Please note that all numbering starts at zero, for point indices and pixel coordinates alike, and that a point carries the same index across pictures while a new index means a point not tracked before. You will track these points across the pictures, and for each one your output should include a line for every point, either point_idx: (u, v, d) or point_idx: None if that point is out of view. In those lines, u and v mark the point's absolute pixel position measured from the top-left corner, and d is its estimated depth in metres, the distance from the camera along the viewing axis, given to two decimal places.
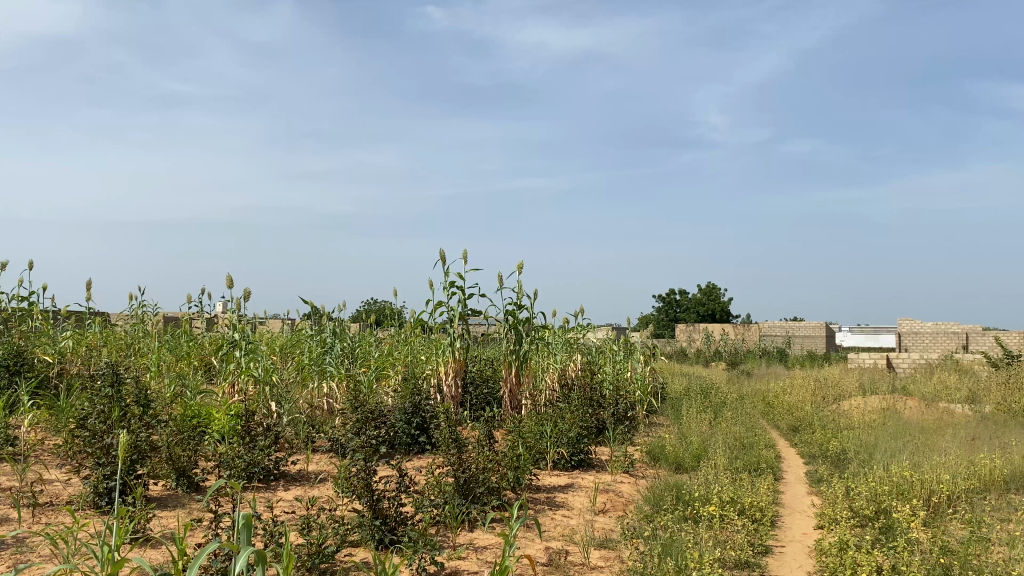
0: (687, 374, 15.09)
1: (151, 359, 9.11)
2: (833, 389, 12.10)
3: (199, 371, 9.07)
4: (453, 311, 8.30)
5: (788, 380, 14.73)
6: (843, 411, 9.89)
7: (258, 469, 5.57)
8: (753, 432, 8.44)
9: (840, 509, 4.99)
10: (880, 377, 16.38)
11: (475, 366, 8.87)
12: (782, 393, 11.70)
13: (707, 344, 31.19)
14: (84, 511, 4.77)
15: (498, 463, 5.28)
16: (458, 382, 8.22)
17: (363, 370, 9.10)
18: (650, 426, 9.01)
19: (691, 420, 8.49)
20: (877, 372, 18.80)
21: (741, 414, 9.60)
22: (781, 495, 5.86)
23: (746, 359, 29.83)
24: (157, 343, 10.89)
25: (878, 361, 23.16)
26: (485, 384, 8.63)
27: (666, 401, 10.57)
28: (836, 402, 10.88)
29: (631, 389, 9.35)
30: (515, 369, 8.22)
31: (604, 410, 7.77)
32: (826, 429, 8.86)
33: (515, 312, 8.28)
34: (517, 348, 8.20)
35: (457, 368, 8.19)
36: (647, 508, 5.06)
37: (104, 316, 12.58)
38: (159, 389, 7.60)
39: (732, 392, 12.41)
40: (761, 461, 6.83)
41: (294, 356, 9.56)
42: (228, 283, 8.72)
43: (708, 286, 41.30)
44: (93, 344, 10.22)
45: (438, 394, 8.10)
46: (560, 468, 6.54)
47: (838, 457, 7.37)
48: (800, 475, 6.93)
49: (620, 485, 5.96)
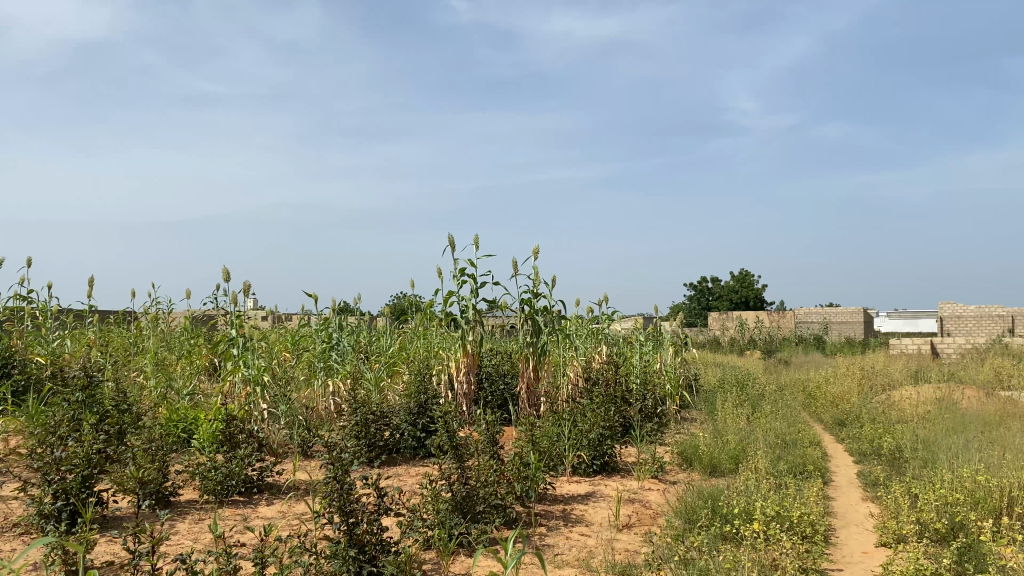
0: (719, 364, 14.31)
1: (148, 360, 8.56)
2: (881, 378, 11.30)
3: (199, 371, 8.54)
4: (464, 301, 7.63)
5: (831, 368, 13.92)
6: (893, 403, 9.09)
7: (236, 482, 4.97)
8: (795, 427, 7.70)
9: (907, 522, 4.25)
10: (928, 363, 15.54)
11: (491, 360, 8.22)
12: (824, 383, 10.89)
13: (742, 333, 30.30)
14: (27, 537, 4.18)
15: (503, 473, 4.62)
16: (472, 378, 7.57)
17: (373, 367, 8.48)
18: (682, 422, 8.30)
19: (727, 416, 7.76)
20: (923, 357, 17.93)
21: (782, 407, 8.85)
22: (833, 504, 5.14)
23: (781, 347, 28.90)
24: (162, 341, 10.38)
25: (922, 348, 22.14)
26: (502, 379, 7.98)
27: (699, 394, 9.85)
28: (886, 391, 10.09)
29: (663, 383, 8.62)
30: (532, 363, 7.55)
31: (630, 407, 7.07)
32: (877, 422, 8.08)
33: (531, 301, 7.60)
34: (534, 341, 7.52)
35: (469, 364, 7.55)
36: (678, 525, 4.35)
37: (110, 315, 12.12)
38: (149, 391, 7.05)
39: (771, 382, 11.66)
40: (806, 462, 6.10)
41: (301, 352, 8.99)
42: (225, 276, 8.13)
43: (740, 272, 40.25)
44: (93, 344, 9.72)
45: (449, 392, 7.47)
46: (580, 474, 5.86)
47: (893, 455, 6.62)
48: (852, 477, 6.19)
49: (647, 493, 5.26)
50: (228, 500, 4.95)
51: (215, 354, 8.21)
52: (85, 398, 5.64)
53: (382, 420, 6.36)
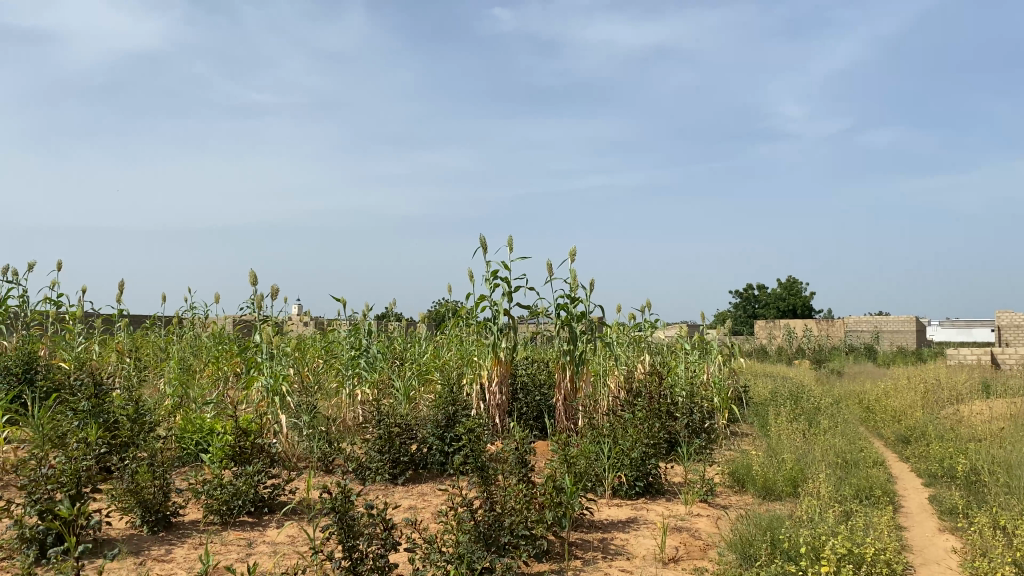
0: (769, 375, 13.65)
1: (172, 368, 8.24)
2: (945, 391, 10.58)
3: (223, 379, 8.21)
4: (497, 306, 7.17)
5: (888, 380, 13.19)
6: (962, 419, 8.41)
7: (243, 502, 4.56)
8: (857, 445, 7.09)
9: (1001, 563, 3.66)
10: (991, 375, 14.70)
11: (527, 370, 7.75)
12: (884, 396, 10.20)
13: (790, 342, 29.42)
14: (10, 564, 3.79)
15: (535, 497, 4.13)
16: (504, 389, 7.11)
17: (402, 376, 8.06)
18: (731, 438, 7.73)
19: (782, 432, 7.17)
20: (984, 368, 17.07)
21: (840, 422, 8.22)
22: (908, 537, 4.56)
23: (831, 357, 27.94)
24: (190, 347, 10.09)
25: (982, 358, 21.15)
26: (538, 391, 7.51)
27: (750, 407, 9.25)
28: (952, 406, 9.40)
29: (711, 396, 8.02)
30: (569, 373, 7.04)
31: (675, 423, 6.52)
32: (947, 440, 7.43)
33: (568, 306, 7.11)
34: (571, 348, 7.01)
35: (502, 374, 7.09)
36: (733, 561, 3.83)
37: (141, 321, 11.89)
38: (167, 400, 6.70)
39: (825, 394, 11.00)
40: (873, 486, 5.51)
41: (329, 360, 8.63)
42: (249, 281, 7.77)
43: (787, 280, 39.21)
44: (120, 350, 9.44)
45: (481, 404, 7.02)
46: (621, 497, 5.34)
47: (969, 478, 6.00)
48: (924, 503, 5.59)
49: (696, 520, 4.74)
50: (234, 521, 4.55)
51: (238, 362, 7.86)
52: (91, 408, 5.28)
53: (407, 434, 5.93)
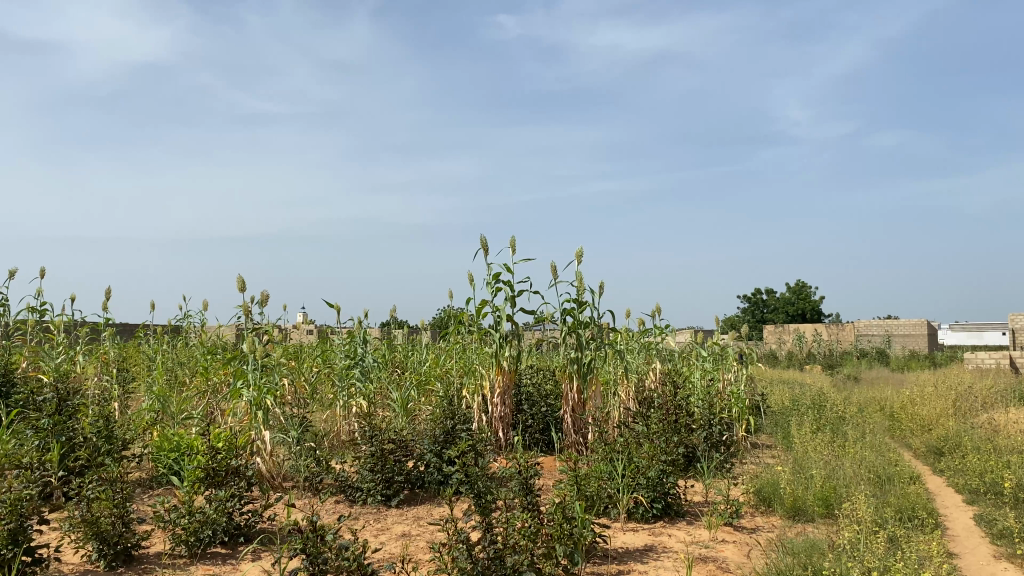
0: (782, 381, 13.12)
1: (157, 380, 7.76)
2: (973, 398, 10.04)
3: (210, 391, 7.71)
4: (499, 312, 6.68)
5: (908, 386, 12.65)
6: (997, 430, 7.88)
7: (215, 532, 4.08)
8: (889, 459, 6.58)
9: None
10: (1012, 379, 14.14)
11: (532, 380, 7.28)
12: (908, 403, 9.66)
13: (800, 347, 28.82)
14: None
15: (542, 526, 3.63)
16: (508, 400, 6.64)
17: (400, 386, 7.58)
18: (752, 451, 7.21)
19: (808, 444, 6.66)
20: (1003, 372, 16.49)
21: (867, 433, 7.71)
22: (963, 567, 4.06)
23: (843, 361, 27.36)
24: (180, 356, 9.58)
25: (1001, 362, 20.57)
26: (545, 402, 7.03)
27: (769, 417, 8.73)
28: (982, 414, 8.87)
29: (730, 405, 7.50)
30: (576, 383, 6.54)
31: (693, 436, 6.02)
32: (984, 452, 6.92)
33: (575, 311, 6.62)
34: (578, 356, 6.52)
35: (505, 384, 6.62)
36: None
37: (129, 331, 11.40)
38: (146, 416, 6.23)
39: (845, 401, 10.47)
40: (915, 507, 5.00)
41: (323, 370, 8.16)
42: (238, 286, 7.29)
43: (796, 284, 38.62)
44: (106, 361, 8.97)
45: (483, 417, 6.54)
46: (637, 520, 4.85)
47: (1018, 496, 5.48)
48: (970, 525, 5.08)
49: (723, 548, 4.24)
50: (205, 554, 4.07)
51: (226, 373, 7.39)
52: (53, 427, 4.81)
53: (402, 451, 5.46)
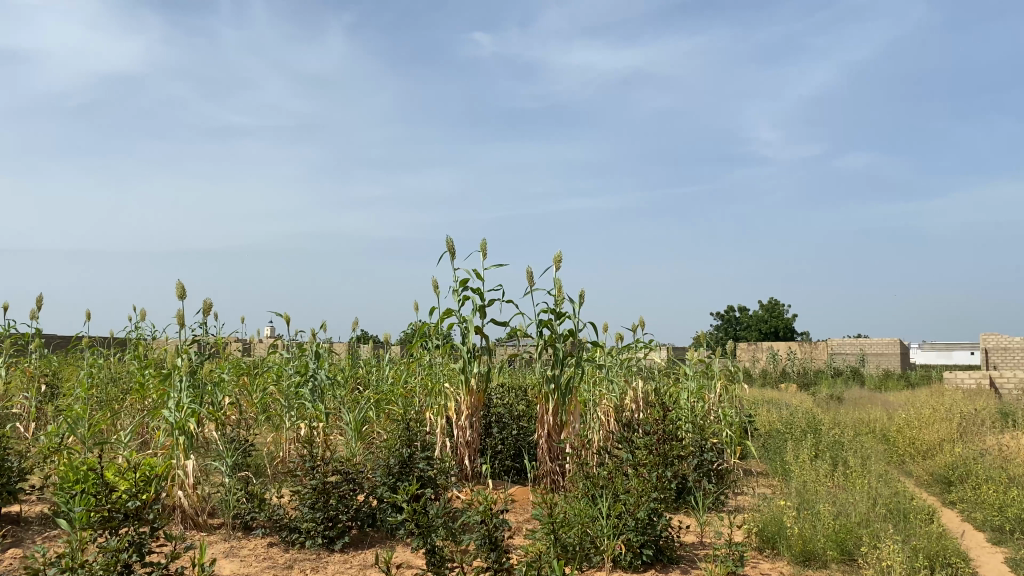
0: (763, 400, 12.47)
1: (82, 397, 6.89)
2: (969, 420, 9.45)
3: (142, 408, 6.85)
4: (466, 324, 5.94)
5: (893, 408, 12.07)
6: (1007, 459, 7.25)
7: None
8: (899, 492, 5.91)
9: None
10: (995, 399, 13.63)
11: (502, 400, 6.54)
12: (905, 425, 9.03)
13: (774, 365, 28.30)
14: None
15: None
16: (475, 424, 5.89)
17: (355, 406, 6.80)
18: (745, 480, 6.51)
19: (810, 473, 5.97)
20: (982, 392, 16.00)
21: (869, 460, 7.05)
22: None
23: (818, 379, 26.89)
24: (114, 370, 8.68)
25: (981, 381, 20.16)
26: (517, 425, 6.30)
27: (759, 441, 8.04)
28: (986, 438, 8.26)
29: (721, 429, 6.78)
30: (552, 404, 5.80)
31: (683, 467, 5.30)
32: (1001, 482, 6.28)
33: (553, 323, 5.90)
34: (554, 374, 5.78)
35: (473, 406, 5.89)
36: None
37: (61, 345, 10.45)
38: (53, 438, 5.36)
39: (835, 423, 9.81)
40: (945, 554, 4.32)
41: (272, 388, 7.35)
42: (176, 294, 6.45)
43: (769, 302, 38.30)
44: (29, 375, 8.05)
45: (448, 442, 5.79)
46: (622, 569, 4.11)
47: None
48: (1007, 572, 4.40)
49: None
50: None
51: (157, 390, 6.54)
52: None
53: (349, 484, 4.68)
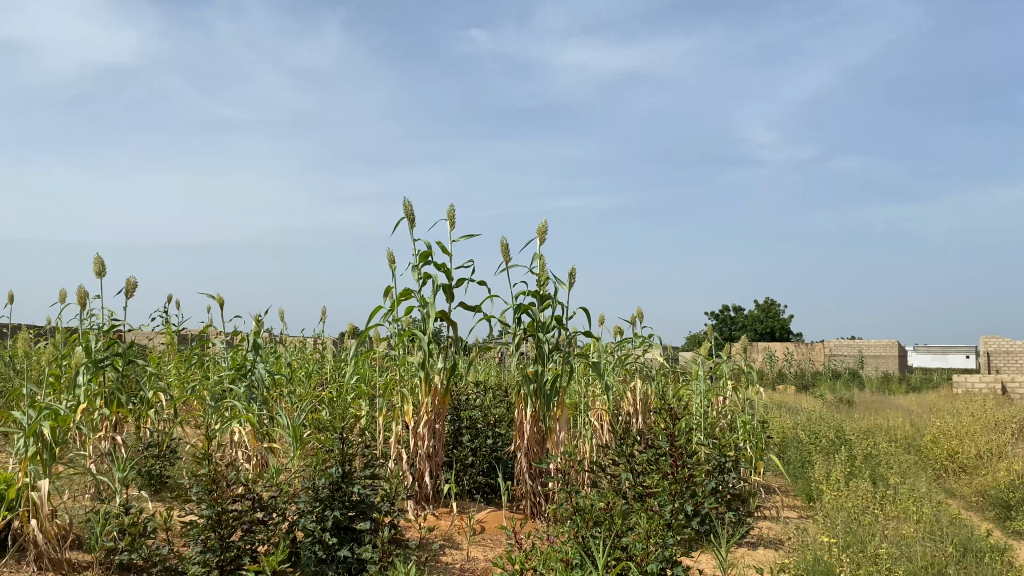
0: (767, 404, 11.31)
1: None
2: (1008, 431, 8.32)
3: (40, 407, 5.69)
4: (428, 310, 4.80)
5: (910, 415, 10.94)
6: None
7: None
8: (961, 522, 4.79)
9: None
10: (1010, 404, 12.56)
11: (474, 403, 5.38)
12: (938, 435, 7.92)
13: (771, 366, 27.18)
14: None
15: None
16: (437, 432, 4.73)
17: (298, 407, 5.64)
18: (768, 504, 5.37)
19: (852, 497, 4.84)
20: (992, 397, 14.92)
21: (913, 479, 5.91)
22: None
23: (817, 381, 25.78)
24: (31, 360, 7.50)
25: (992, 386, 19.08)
26: (491, 435, 5.15)
27: (777, 454, 6.90)
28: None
29: (737, 441, 5.65)
30: (532, 409, 4.65)
31: (700, 494, 4.14)
32: None
33: (534, 309, 4.77)
34: (537, 373, 4.61)
35: (436, 409, 4.73)
36: None
37: None
38: None
39: (854, 430, 8.68)
40: None
41: (204, 385, 6.18)
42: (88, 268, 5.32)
43: (765, 302, 37.28)
44: None
45: (403, 453, 4.63)
46: None
47: None
48: None
49: None
50: None
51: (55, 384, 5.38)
52: None
53: (261, 515, 3.52)
